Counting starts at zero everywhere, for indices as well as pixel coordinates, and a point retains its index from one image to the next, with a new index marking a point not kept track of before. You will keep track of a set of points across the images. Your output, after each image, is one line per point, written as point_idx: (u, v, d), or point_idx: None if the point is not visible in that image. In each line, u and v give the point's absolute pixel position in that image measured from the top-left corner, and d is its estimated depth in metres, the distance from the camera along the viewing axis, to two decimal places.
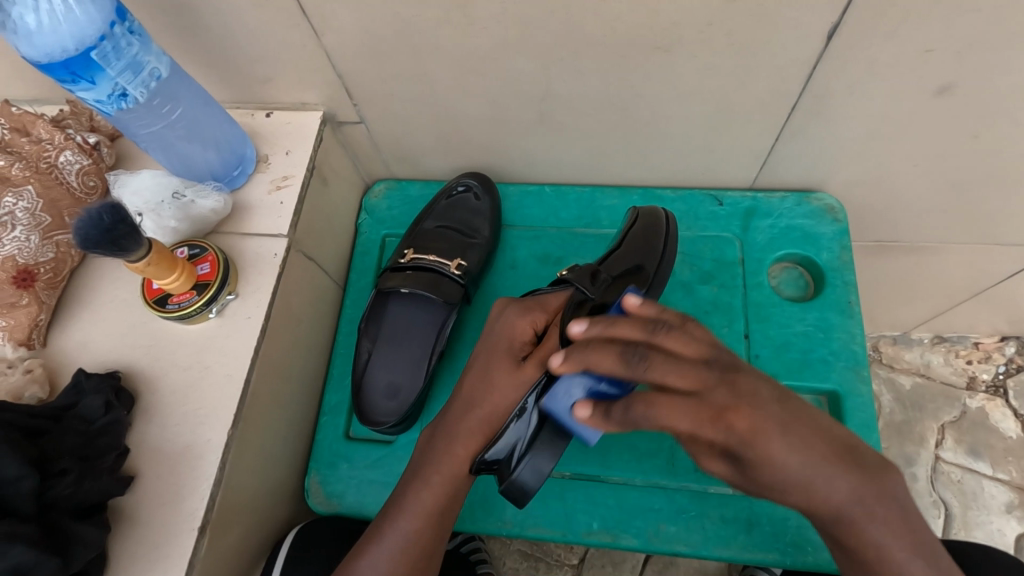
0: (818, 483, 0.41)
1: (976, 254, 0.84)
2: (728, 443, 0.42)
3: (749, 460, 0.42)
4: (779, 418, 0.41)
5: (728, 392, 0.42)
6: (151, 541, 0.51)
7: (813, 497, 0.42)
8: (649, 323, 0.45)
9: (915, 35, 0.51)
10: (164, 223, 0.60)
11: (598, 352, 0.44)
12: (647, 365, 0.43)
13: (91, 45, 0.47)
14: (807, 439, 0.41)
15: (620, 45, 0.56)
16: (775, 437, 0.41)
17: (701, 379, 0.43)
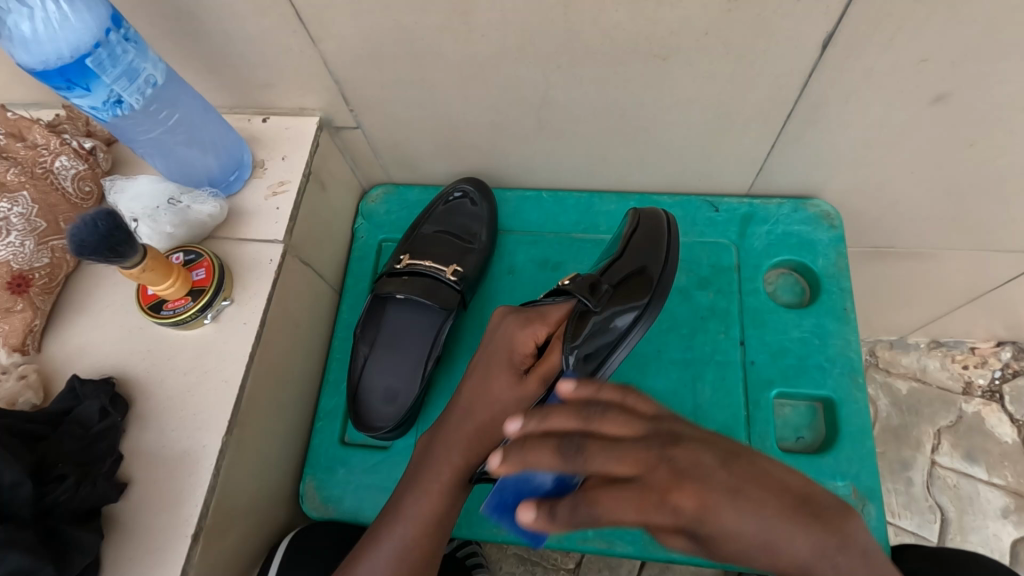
0: (777, 544, 0.35)
1: (973, 260, 0.85)
2: (680, 526, 0.38)
3: (705, 537, 0.37)
4: (724, 482, 0.37)
5: (668, 471, 0.38)
6: (146, 547, 0.51)
7: (775, 558, 0.35)
8: (583, 407, 0.43)
9: (911, 45, 0.52)
10: (160, 229, 0.60)
11: (534, 451, 0.43)
12: (583, 456, 0.41)
13: (86, 52, 0.47)
14: (755, 498, 0.36)
15: (618, 53, 0.56)
16: (725, 504, 0.36)
17: (639, 462, 0.40)
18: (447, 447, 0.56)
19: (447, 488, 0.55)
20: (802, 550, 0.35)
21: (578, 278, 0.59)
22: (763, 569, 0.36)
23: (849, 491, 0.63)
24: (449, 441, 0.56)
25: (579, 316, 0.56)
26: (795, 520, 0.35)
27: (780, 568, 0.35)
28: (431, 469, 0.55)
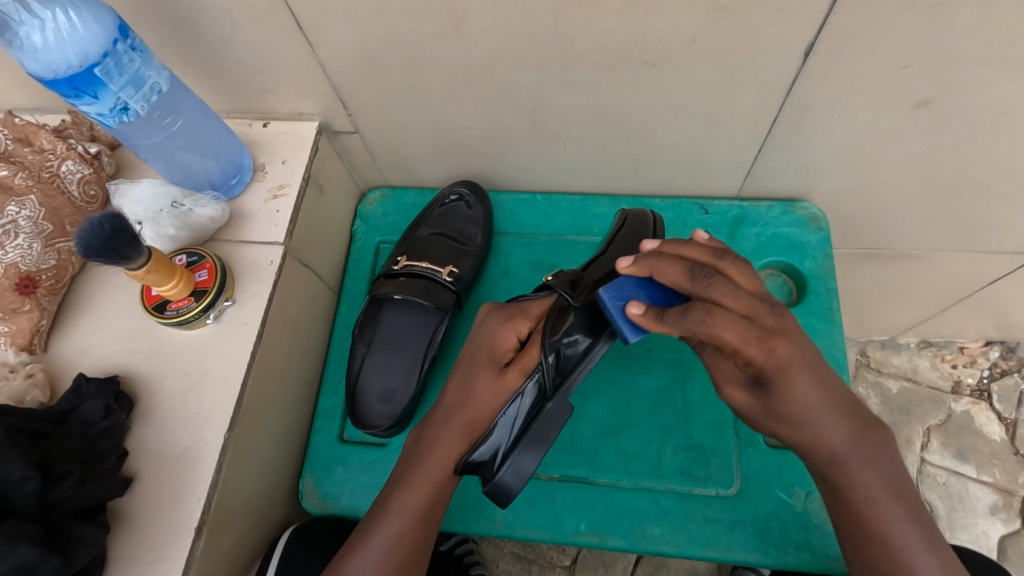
0: (824, 422, 0.52)
1: (959, 261, 0.86)
2: (764, 370, 0.51)
3: (774, 389, 0.52)
4: (808, 362, 0.51)
5: (774, 320, 0.50)
6: (150, 541, 0.53)
7: (816, 436, 0.52)
8: (717, 250, 0.53)
9: (890, 53, 0.54)
10: (163, 231, 0.61)
11: (669, 265, 0.52)
12: (710, 281, 0.50)
13: (95, 61, 0.49)
14: (823, 383, 0.52)
15: (609, 60, 0.58)
16: (802, 376, 0.51)
17: (744, 330, 0.49)
18: (442, 444, 0.58)
19: (442, 483, 0.57)
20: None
21: (561, 273, 0.59)
22: (796, 433, 0.53)
23: None
24: (444, 438, 0.58)
25: (560, 312, 0.55)
26: (839, 409, 0.52)
27: (818, 443, 0.53)
28: (426, 464, 0.57)
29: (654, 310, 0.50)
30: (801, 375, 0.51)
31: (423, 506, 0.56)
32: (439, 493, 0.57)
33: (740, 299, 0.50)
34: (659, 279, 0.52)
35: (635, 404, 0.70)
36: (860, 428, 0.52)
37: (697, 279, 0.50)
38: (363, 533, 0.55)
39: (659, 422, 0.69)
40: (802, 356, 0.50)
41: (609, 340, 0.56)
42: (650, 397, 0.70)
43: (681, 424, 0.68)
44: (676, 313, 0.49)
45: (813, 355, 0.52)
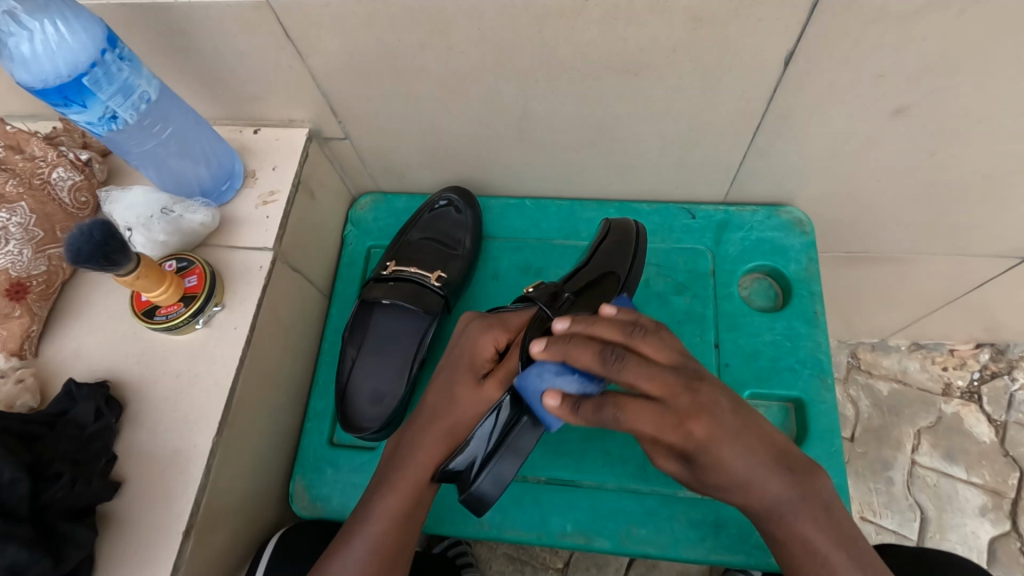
0: (757, 481, 0.48)
1: (945, 264, 0.87)
2: (686, 448, 0.47)
3: (702, 462, 0.47)
4: (733, 427, 0.47)
5: (690, 400, 0.46)
6: (139, 542, 0.53)
7: (751, 491, 0.49)
8: (628, 326, 0.47)
9: (868, 61, 0.54)
10: (153, 238, 0.62)
11: (582, 342, 0.47)
12: (622, 363, 0.45)
13: (84, 71, 0.50)
14: (750, 445, 0.47)
15: (593, 68, 0.59)
16: (726, 444, 0.46)
17: (666, 382, 0.46)
18: (428, 447, 0.58)
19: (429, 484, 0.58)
20: (780, 490, 0.48)
21: (542, 287, 0.62)
22: (739, 497, 0.50)
23: None
24: (430, 441, 0.59)
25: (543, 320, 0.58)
26: (778, 472, 0.48)
27: (753, 497, 0.49)
28: (412, 467, 0.58)
29: (609, 351, 0.46)
30: (730, 449, 0.47)
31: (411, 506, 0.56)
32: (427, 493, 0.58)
33: (668, 345, 0.48)
34: (573, 363, 0.47)
35: None
36: (797, 482, 0.48)
37: (608, 361, 0.46)
38: (349, 534, 0.55)
39: None
40: (724, 441, 0.46)
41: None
42: None
43: None
44: (631, 369, 0.45)
45: (733, 399, 0.48)
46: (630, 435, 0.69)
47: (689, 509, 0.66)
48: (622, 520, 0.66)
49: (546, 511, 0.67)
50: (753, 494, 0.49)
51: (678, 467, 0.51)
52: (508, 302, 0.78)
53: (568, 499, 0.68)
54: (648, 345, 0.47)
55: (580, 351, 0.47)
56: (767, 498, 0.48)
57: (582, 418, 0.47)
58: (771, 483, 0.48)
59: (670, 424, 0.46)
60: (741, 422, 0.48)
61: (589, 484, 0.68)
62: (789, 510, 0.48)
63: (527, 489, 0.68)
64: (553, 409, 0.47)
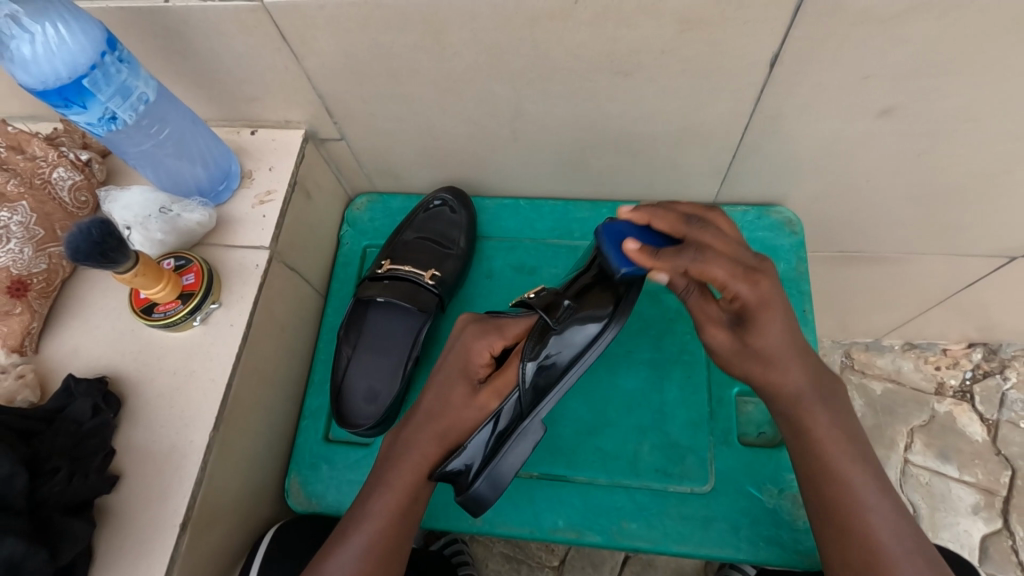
0: (793, 360, 0.57)
1: (936, 264, 0.88)
2: (746, 302, 0.56)
3: (750, 322, 0.57)
4: (783, 309, 0.56)
5: (755, 259, 0.57)
6: (136, 536, 0.54)
7: (782, 377, 0.57)
8: (685, 217, 0.58)
9: (852, 63, 0.56)
10: (151, 236, 0.63)
11: (664, 214, 0.59)
12: (702, 226, 0.57)
13: (83, 73, 0.51)
14: (794, 325, 0.57)
15: (583, 69, 0.60)
16: (776, 314, 0.56)
17: (738, 272, 0.55)
18: (421, 444, 0.59)
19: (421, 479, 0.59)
20: (801, 382, 0.57)
21: (542, 295, 0.61)
22: (766, 373, 0.57)
23: None
24: (422, 438, 0.60)
25: (541, 331, 0.58)
26: (804, 359, 0.57)
27: (780, 386, 0.57)
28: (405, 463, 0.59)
29: (648, 250, 0.55)
30: (776, 320, 0.56)
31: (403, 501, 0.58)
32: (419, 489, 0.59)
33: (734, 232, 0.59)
34: (653, 223, 0.59)
35: (613, 403, 0.71)
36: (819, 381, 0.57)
37: (690, 224, 0.57)
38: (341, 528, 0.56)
39: (637, 420, 0.70)
40: (776, 296, 0.56)
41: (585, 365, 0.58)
42: (628, 396, 0.71)
43: (658, 422, 0.70)
44: (668, 255, 0.55)
45: (788, 304, 0.57)
46: (621, 432, 0.70)
47: (679, 504, 0.67)
48: (614, 516, 0.67)
49: (539, 507, 0.68)
50: (777, 372, 0.57)
51: (725, 335, 0.59)
52: (502, 301, 0.79)
53: (560, 495, 0.69)
54: (720, 219, 0.59)
55: (671, 249, 0.55)
56: (797, 385, 0.57)
57: (660, 261, 0.55)
58: (791, 372, 0.57)
59: (742, 271, 0.55)
60: (788, 308, 0.57)
61: (580, 480, 0.69)
62: (809, 400, 0.57)
63: (520, 485, 0.69)
64: (633, 252, 0.56)
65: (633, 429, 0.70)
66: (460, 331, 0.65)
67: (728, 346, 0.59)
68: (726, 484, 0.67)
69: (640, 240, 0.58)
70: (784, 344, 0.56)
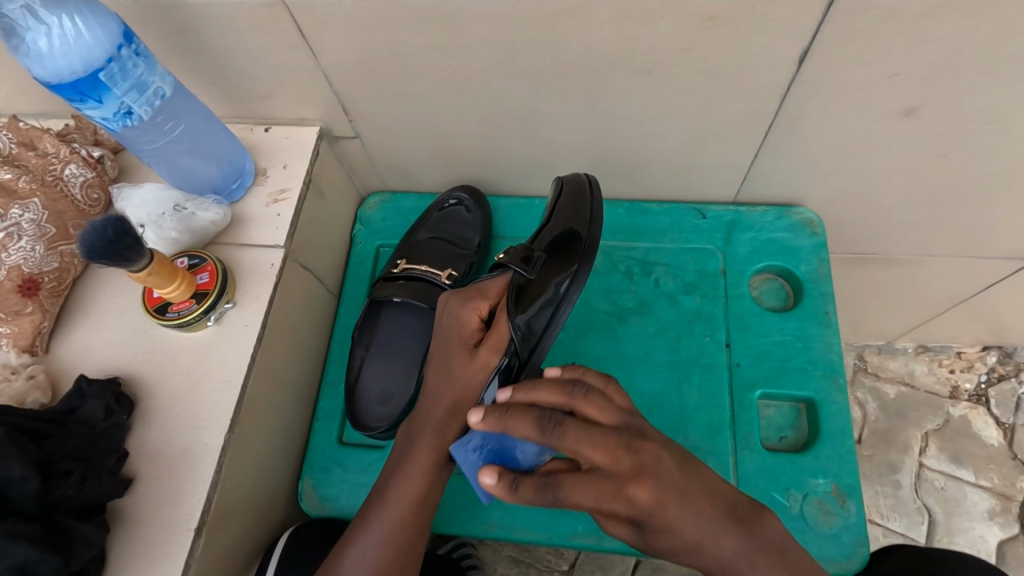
0: (708, 496, 0.48)
1: (955, 266, 0.87)
2: (632, 515, 0.47)
3: (654, 529, 0.47)
4: (675, 459, 0.49)
5: (633, 462, 0.47)
6: (149, 542, 0.53)
7: (730, 489, 0.50)
8: (567, 387, 0.49)
9: (882, 61, 0.54)
10: (164, 234, 0.62)
11: (521, 411, 0.48)
12: (560, 430, 0.47)
13: (99, 66, 0.50)
14: (703, 477, 0.49)
15: (604, 67, 0.59)
16: (666, 482, 0.47)
17: (609, 448, 0.47)
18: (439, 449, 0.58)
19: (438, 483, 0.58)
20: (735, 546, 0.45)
21: (511, 252, 0.63)
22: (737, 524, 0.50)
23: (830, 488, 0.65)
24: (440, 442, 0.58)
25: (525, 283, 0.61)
26: (726, 523, 0.46)
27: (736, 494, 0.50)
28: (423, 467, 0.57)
29: (493, 413, 0.48)
30: (666, 486, 0.47)
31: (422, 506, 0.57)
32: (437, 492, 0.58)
33: (608, 438, 0.47)
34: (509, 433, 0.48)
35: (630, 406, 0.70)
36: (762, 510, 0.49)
37: (573, 393, 0.49)
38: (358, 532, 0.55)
39: (655, 424, 0.69)
40: (676, 497, 0.47)
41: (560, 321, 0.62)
42: (646, 399, 0.70)
43: (677, 426, 0.69)
44: (528, 488, 0.46)
45: (680, 454, 0.50)
46: None
47: None
48: None
49: (557, 511, 0.67)
50: (694, 558, 0.47)
51: (668, 444, 0.52)
52: None
53: None
54: (589, 406, 0.49)
55: (522, 422, 0.47)
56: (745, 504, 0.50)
57: (519, 498, 0.46)
58: (723, 540, 0.46)
59: (616, 452, 0.47)
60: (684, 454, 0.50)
61: None
62: (788, 513, 0.49)
63: None
64: (481, 425, 0.48)
65: None
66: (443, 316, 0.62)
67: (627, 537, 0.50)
68: (748, 489, 0.66)
69: (491, 463, 0.52)
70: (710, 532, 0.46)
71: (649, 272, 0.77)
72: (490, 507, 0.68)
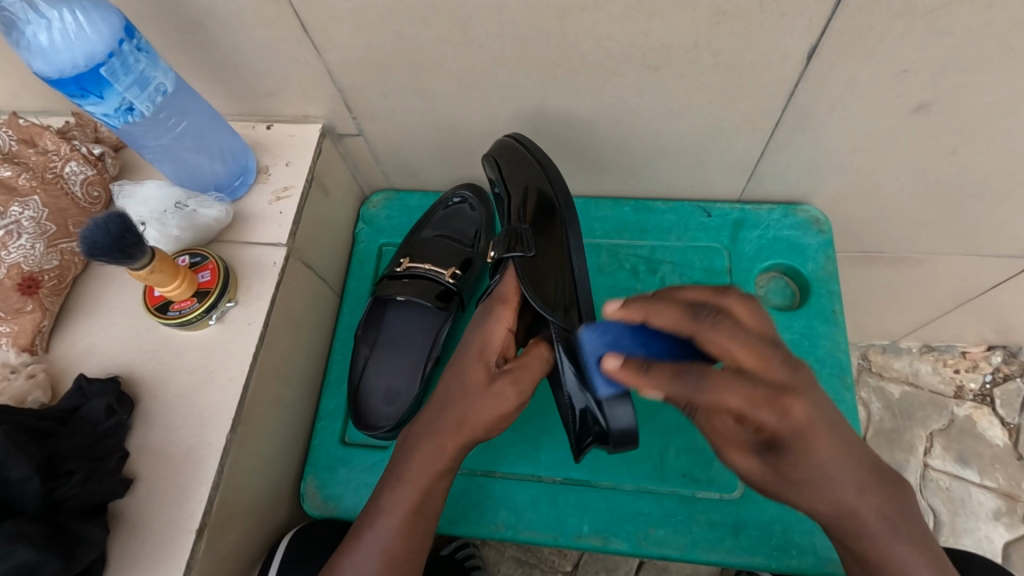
0: (848, 496, 0.45)
1: (961, 264, 0.86)
2: (777, 429, 0.44)
3: (790, 455, 0.45)
4: (828, 421, 0.45)
5: (787, 374, 0.44)
6: (151, 543, 0.52)
7: (840, 504, 0.46)
8: (692, 307, 0.47)
9: (893, 56, 0.54)
10: (167, 232, 0.61)
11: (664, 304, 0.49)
12: (715, 320, 0.45)
13: (101, 61, 0.49)
14: (847, 447, 0.46)
15: (611, 63, 0.58)
16: (822, 436, 0.44)
17: (672, 384, 0.45)
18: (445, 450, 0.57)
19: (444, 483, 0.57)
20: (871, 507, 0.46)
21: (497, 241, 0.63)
22: (815, 504, 0.46)
23: None
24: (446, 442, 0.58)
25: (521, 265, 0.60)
26: (868, 479, 0.46)
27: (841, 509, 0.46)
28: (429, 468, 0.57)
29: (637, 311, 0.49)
30: (823, 442, 0.44)
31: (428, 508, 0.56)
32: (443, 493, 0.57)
33: (766, 351, 0.44)
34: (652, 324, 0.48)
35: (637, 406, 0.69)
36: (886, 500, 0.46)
37: (699, 321, 0.46)
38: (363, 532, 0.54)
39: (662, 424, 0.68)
40: (822, 422, 0.44)
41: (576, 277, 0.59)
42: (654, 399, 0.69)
43: (685, 425, 0.68)
44: (670, 315, 0.47)
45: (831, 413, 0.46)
46: (646, 436, 0.68)
47: (707, 511, 0.65)
48: (640, 522, 0.65)
49: (564, 512, 0.66)
50: (823, 496, 0.46)
51: (751, 462, 0.48)
52: None
53: (585, 500, 0.67)
54: (743, 309, 0.47)
55: (670, 316, 0.48)
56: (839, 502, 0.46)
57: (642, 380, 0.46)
58: (846, 483, 0.45)
59: (756, 363, 0.44)
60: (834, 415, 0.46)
61: (605, 485, 0.67)
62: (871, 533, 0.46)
63: (543, 489, 0.68)
64: (616, 313, 0.50)
65: (659, 432, 0.68)
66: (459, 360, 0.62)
67: (758, 475, 0.48)
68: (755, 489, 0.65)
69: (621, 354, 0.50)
70: (854, 457, 0.46)
71: (655, 271, 0.76)
72: (495, 508, 0.67)
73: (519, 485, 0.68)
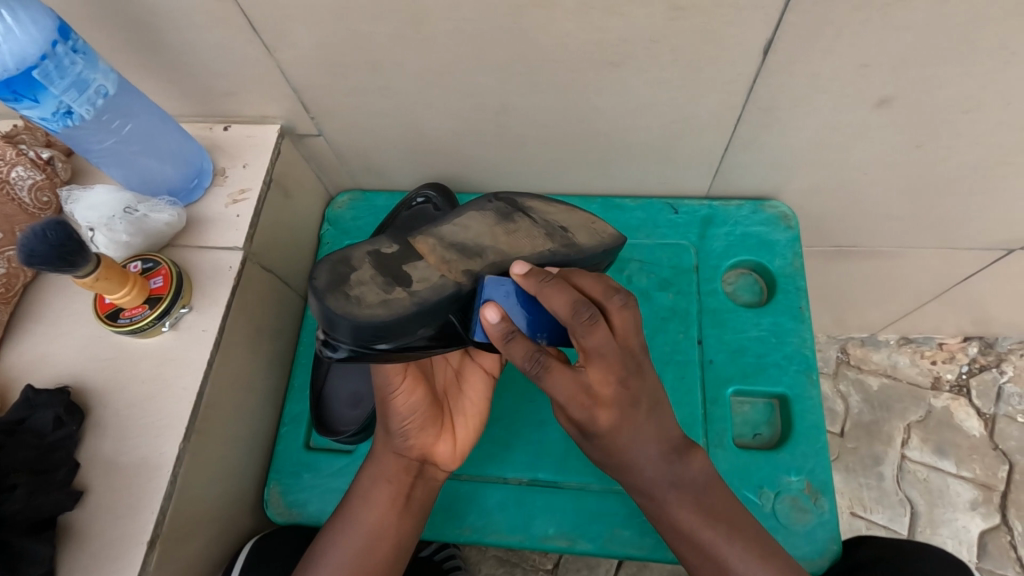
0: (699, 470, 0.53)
1: (932, 257, 0.86)
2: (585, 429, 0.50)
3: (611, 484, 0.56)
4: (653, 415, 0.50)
5: (616, 390, 0.48)
6: (100, 556, 0.51)
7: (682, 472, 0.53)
8: (578, 310, 0.45)
9: (850, 50, 0.53)
10: (116, 237, 0.60)
11: (584, 278, 0.49)
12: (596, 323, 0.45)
13: (33, 64, 0.49)
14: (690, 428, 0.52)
15: (570, 59, 0.57)
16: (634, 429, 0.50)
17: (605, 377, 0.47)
18: (372, 475, 0.58)
19: (364, 502, 0.57)
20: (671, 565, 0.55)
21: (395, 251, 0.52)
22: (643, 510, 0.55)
23: (803, 486, 0.65)
24: (371, 467, 0.59)
25: (454, 302, 0.50)
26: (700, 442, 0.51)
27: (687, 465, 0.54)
28: (367, 489, 0.58)
29: (508, 325, 0.47)
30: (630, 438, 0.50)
31: (353, 526, 0.56)
32: (365, 513, 0.56)
33: (624, 365, 0.47)
34: (572, 283, 0.48)
35: None
36: None
37: (581, 316, 0.45)
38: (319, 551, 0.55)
39: None
40: (630, 429, 0.50)
41: (467, 215, 0.55)
42: None
43: None
44: (521, 347, 0.47)
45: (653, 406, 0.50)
46: None
47: None
48: (606, 523, 0.65)
49: (529, 514, 0.66)
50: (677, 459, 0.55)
51: None
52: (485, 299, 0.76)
53: (551, 500, 0.66)
54: (618, 316, 0.47)
55: (558, 297, 0.46)
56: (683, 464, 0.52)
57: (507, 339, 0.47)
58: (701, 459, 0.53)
59: (581, 400, 0.48)
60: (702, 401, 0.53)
61: (571, 486, 0.66)
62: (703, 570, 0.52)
63: (509, 492, 0.67)
64: (491, 327, 0.47)
65: None
66: (460, 449, 0.61)
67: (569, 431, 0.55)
68: None
69: (517, 314, 0.49)
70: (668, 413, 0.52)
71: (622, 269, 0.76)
72: (463, 511, 0.67)
73: (487, 487, 0.67)
